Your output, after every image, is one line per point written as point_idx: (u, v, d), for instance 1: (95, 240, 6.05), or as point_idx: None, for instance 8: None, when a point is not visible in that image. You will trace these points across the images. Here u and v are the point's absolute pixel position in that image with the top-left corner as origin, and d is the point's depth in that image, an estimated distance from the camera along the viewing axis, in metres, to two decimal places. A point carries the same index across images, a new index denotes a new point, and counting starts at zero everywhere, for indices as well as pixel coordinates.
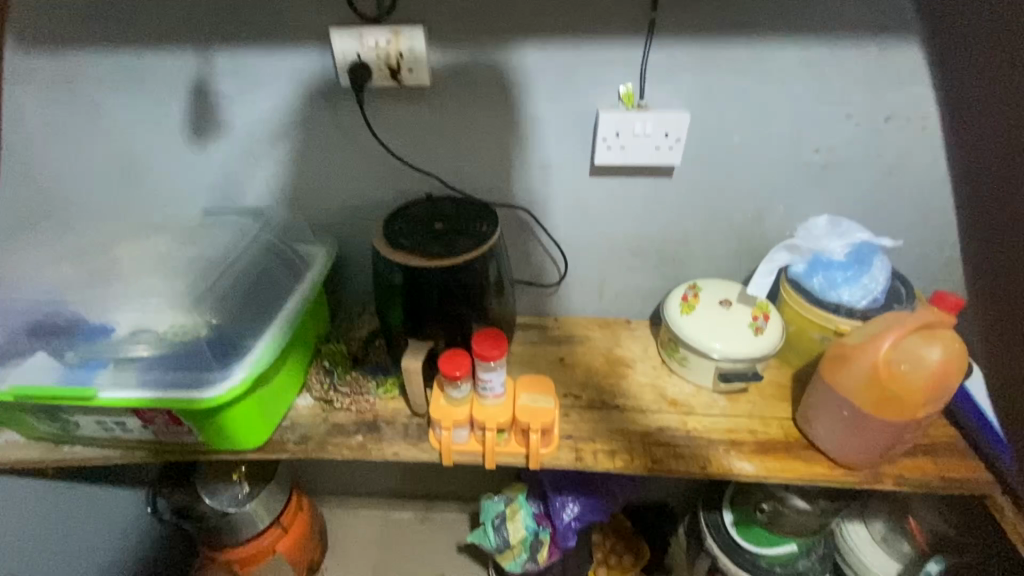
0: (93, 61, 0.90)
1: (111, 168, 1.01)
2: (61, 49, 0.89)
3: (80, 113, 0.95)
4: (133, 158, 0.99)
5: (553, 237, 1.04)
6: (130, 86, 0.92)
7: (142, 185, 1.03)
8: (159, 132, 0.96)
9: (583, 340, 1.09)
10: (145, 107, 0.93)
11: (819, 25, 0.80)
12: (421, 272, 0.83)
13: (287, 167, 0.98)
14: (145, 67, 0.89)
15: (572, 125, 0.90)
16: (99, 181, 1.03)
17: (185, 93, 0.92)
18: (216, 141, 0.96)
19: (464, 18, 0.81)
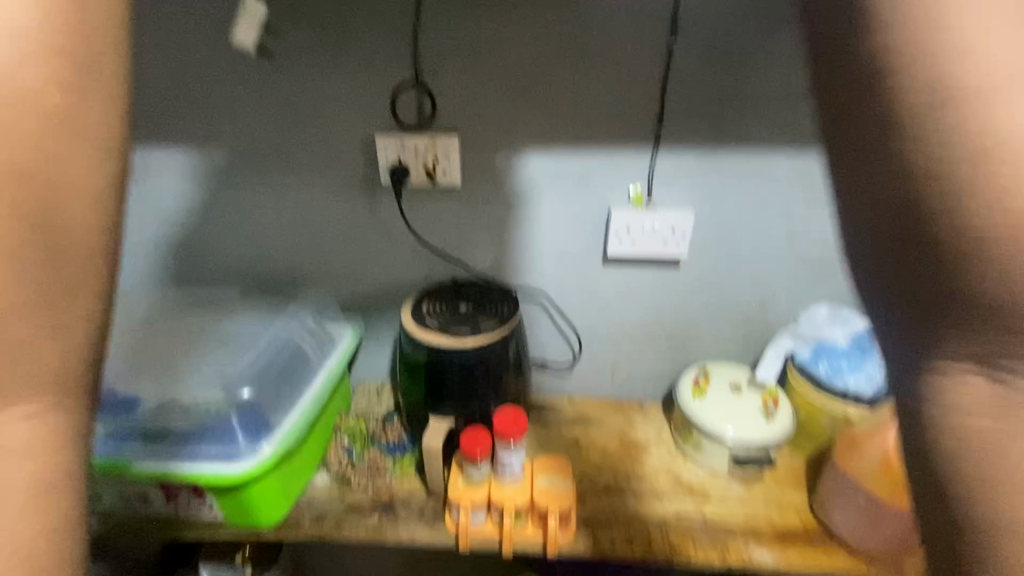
0: (175, 155, 1.00)
1: (172, 248, 1.09)
2: (148, 145, 1.00)
3: (154, 200, 1.04)
4: (194, 240, 1.08)
5: (568, 320, 1.10)
6: (205, 178, 1.02)
7: (196, 265, 1.10)
8: (223, 217, 1.05)
9: (596, 421, 1.11)
10: (212, 196, 1.03)
11: (807, 140, 0.91)
12: (446, 354, 0.88)
13: (323, 252, 1.07)
14: (220, 163, 1.00)
15: (587, 219, 0.99)
16: (157, 260, 1.10)
17: (241, 186, 1.02)
18: (261, 228, 1.05)
19: (494, 128, 0.93)
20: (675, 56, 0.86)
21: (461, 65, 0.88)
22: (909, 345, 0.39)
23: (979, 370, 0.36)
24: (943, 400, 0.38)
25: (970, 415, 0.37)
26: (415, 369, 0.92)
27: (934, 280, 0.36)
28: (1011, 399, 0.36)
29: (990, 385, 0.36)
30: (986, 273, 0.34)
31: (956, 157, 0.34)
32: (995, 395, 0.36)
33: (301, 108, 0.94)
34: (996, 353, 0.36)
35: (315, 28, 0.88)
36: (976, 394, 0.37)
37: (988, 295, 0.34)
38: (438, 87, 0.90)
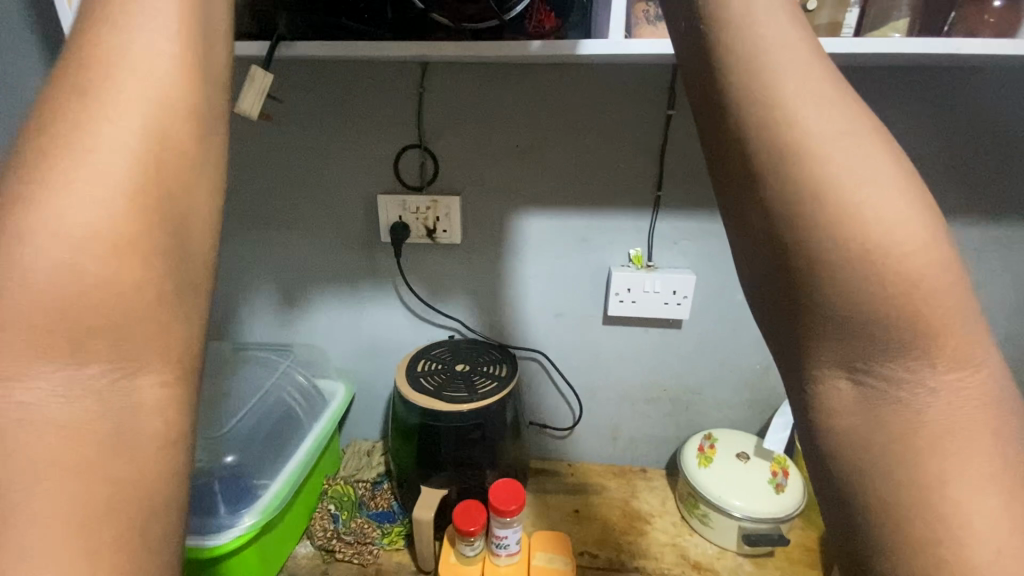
0: (277, 201, 0.98)
1: (257, 288, 1.06)
2: (236, 185, 0.97)
3: (252, 242, 1.01)
4: (281, 283, 1.05)
5: (568, 382, 1.07)
6: (303, 227, 1.00)
7: (278, 307, 1.07)
8: (315, 266, 1.02)
9: (598, 490, 1.06)
10: (308, 246, 1.01)
11: None
12: (442, 415, 0.84)
13: (320, 308, 1.06)
14: (312, 210, 0.98)
15: (587, 281, 0.98)
16: (235, 299, 1.07)
17: (275, 243, 1.01)
18: (262, 281, 1.05)
19: (496, 190, 0.94)
20: (673, 124, 0.87)
21: (464, 130, 0.90)
22: (787, 354, 0.40)
23: (846, 377, 0.38)
24: (820, 409, 0.39)
25: (839, 423, 0.38)
26: (408, 432, 0.88)
27: (786, 293, 0.38)
28: (875, 401, 0.37)
29: (856, 391, 0.37)
30: (826, 283, 0.35)
31: (783, 177, 0.36)
32: (861, 398, 0.37)
33: (305, 168, 0.95)
34: (860, 358, 0.37)
35: (321, 93, 0.90)
36: (842, 401, 0.38)
37: (832, 304, 0.36)
38: (441, 150, 0.92)
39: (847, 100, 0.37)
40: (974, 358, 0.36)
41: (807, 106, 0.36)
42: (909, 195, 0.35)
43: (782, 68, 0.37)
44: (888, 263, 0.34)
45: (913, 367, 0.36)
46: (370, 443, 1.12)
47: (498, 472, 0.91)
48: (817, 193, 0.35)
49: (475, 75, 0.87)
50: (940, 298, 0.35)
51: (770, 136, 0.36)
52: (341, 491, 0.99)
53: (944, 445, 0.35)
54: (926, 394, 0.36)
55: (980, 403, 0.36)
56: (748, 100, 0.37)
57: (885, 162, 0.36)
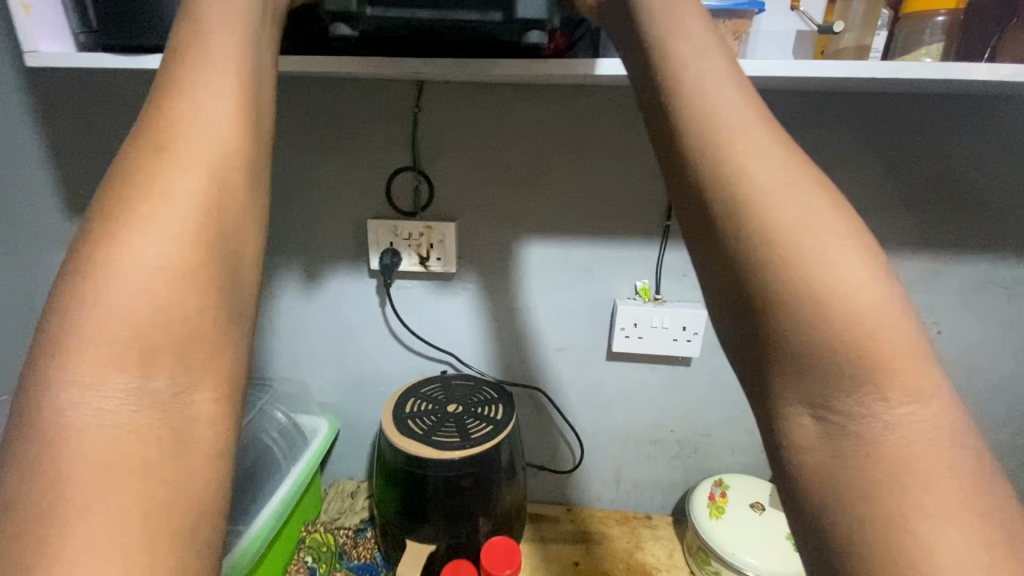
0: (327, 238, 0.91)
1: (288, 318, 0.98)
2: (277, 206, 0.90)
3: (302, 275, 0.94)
4: (313, 320, 0.97)
5: (569, 421, 0.99)
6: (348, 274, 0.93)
7: (304, 342, 0.99)
8: (354, 312, 0.96)
9: (599, 539, 0.98)
10: (354, 293, 0.95)
11: None
12: (432, 464, 0.76)
13: (303, 337, 0.99)
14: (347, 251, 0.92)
15: (590, 314, 0.92)
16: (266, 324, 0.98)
17: (311, 282, 0.95)
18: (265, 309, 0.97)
19: (494, 217, 0.88)
20: None
21: (461, 153, 0.85)
22: (753, 391, 0.41)
23: (807, 412, 0.38)
24: (786, 447, 0.39)
25: (804, 461, 0.38)
26: (393, 480, 0.81)
27: (746, 328, 0.40)
28: (836, 437, 0.37)
29: (818, 426, 0.38)
30: (774, 319, 0.38)
31: (733, 220, 0.39)
32: (824, 434, 0.37)
33: (290, 190, 0.89)
34: (820, 394, 0.37)
35: (310, 112, 0.85)
36: (806, 437, 0.38)
37: (785, 337, 0.37)
38: (436, 174, 0.86)
39: (786, 150, 0.40)
40: (926, 391, 0.37)
41: (753, 156, 0.39)
42: (844, 236, 0.38)
43: (728, 125, 0.40)
44: (828, 297, 0.36)
45: (868, 400, 0.36)
46: (355, 483, 1.04)
47: (492, 525, 0.83)
48: (761, 234, 0.38)
49: (473, 97, 0.82)
50: (884, 331, 0.36)
51: (717, 183, 0.40)
52: (319, 540, 0.91)
53: (905, 481, 0.35)
54: (882, 428, 0.36)
55: (938, 435, 0.36)
56: (702, 151, 0.40)
57: (821, 207, 0.39)
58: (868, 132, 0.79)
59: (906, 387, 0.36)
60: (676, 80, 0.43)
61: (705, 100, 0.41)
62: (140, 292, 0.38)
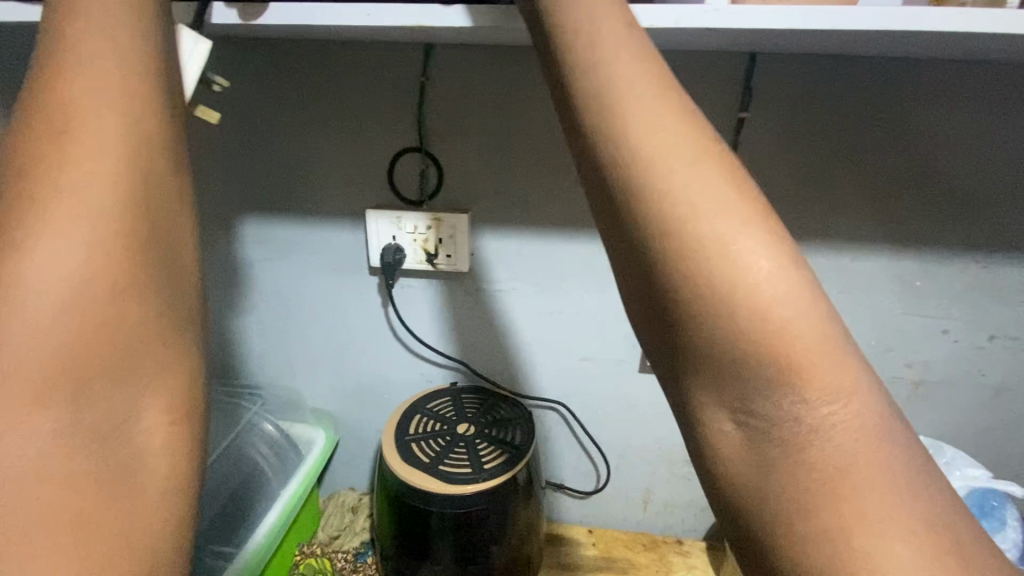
0: (328, 234, 0.80)
1: (278, 320, 0.88)
2: (267, 196, 0.79)
3: (300, 272, 0.83)
4: (307, 323, 0.87)
5: (593, 436, 0.88)
6: (355, 277, 0.82)
7: (297, 347, 0.89)
8: (360, 317, 0.85)
9: (625, 567, 0.88)
10: (358, 296, 0.83)
11: (914, 237, 0.70)
12: (441, 499, 0.66)
13: (269, 332, 0.89)
14: (350, 246, 0.80)
15: (600, 319, 0.80)
16: (259, 330, 0.89)
17: (310, 281, 0.84)
18: (253, 309, 0.87)
19: (512, 207, 0.75)
20: (745, 129, 0.68)
21: (474, 131, 0.72)
22: (665, 393, 0.32)
23: (728, 417, 0.29)
24: (708, 460, 0.30)
25: (728, 473, 0.29)
26: (395, 510, 0.70)
27: (646, 312, 0.30)
28: (761, 445, 0.28)
29: (741, 435, 0.28)
30: (671, 299, 0.29)
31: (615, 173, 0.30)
32: (751, 443, 0.28)
33: (278, 173, 0.77)
34: (744, 395, 0.28)
35: (301, 82, 0.72)
36: (729, 448, 0.29)
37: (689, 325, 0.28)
38: (447, 156, 0.73)
39: (663, 85, 0.31)
40: (844, 381, 0.28)
41: (628, 93, 0.30)
42: (736, 193, 0.29)
43: (609, 61, 0.31)
44: (722, 267, 0.28)
45: (782, 397, 0.28)
46: (357, 495, 0.94)
47: (507, 560, 0.73)
48: (643, 186, 0.29)
49: (493, 63, 0.68)
50: (792, 310, 0.28)
51: (596, 129, 0.31)
52: (315, 565, 0.82)
53: (841, 494, 0.27)
54: (805, 432, 0.27)
55: (864, 437, 0.28)
56: (587, 94, 0.31)
57: (706, 150, 0.30)
58: (974, 107, 0.64)
59: (818, 382, 0.28)
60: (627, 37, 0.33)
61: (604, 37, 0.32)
62: (57, 338, 0.28)
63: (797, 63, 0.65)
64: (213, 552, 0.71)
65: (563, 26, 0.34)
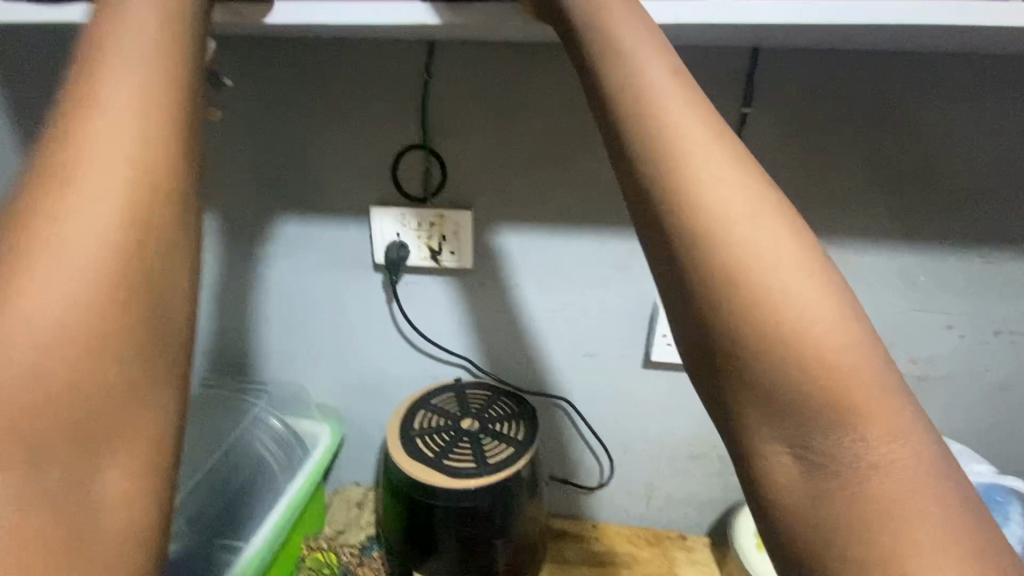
0: (333, 231, 0.80)
1: (285, 318, 0.88)
2: (272, 193, 0.80)
3: (305, 269, 0.84)
4: (314, 321, 0.88)
5: (596, 432, 0.89)
6: (360, 273, 0.83)
7: (304, 344, 0.90)
8: (365, 313, 0.85)
9: (628, 563, 0.88)
10: (363, 293, 0.84)
11: (917, 233, 0.70)
12: (448, 492, 0.67)
13: (291, 338, 0.90)
14: (354, 243, 0.81)
15: (606, 316, 0.80)
16: (266, 328, 0.90)
17: (315, 277, 0.84)
18: (258, 306, 0.88)
19: (515, 203, 0.75)
20: (748, 125, 0.68)
21: (476, 128, 0.72)
22: (719, 425, 0.32)
23: (786, 450, 0.30)
24: (758, 487, 0.31)
25: (775, 494, 0.30)
26: (400, 504, 0.71)
27: (701, 345, 0.31)
28: (817, 477, 0.29)
29: (800, 467, 0.29)
30: (732, 337, 0.30)
31: (676, 214, 0.31)
32: (808, 475, 0.29)
33: (283, 171, 0.78)
34: (806, 431, 0.29)
35: (307, 80, 0.73)
36: (784, 479, 0.30)
37: (748, 359, 0.30)
38: (450, 153, 0.74)
39: (717, 129, 0.33)
40: (892, 418, 0.29)
41: (688, 139, 0.32)
42: (788, 235, 0.31)
43: (667, 105, 0.33)
44: (782, 309, 0.29)
45: (838, 432, 0.29)
46: (362, 491, 0.95)
47: (511, 554, 0.73)
48: (706, 229, 0.31)
49: (495, 59, 0.69)
50: (842, 347, 0.29)
51: (657, 172, 0.32)
52: (321, 560, 0.83)
53: (893, 522, 0.28)
54: (865, 467, 0.29)
55: (912, 465, 0.29)
56: (645, 135, 0.33)
57: (760, 195, 0.32)
58: (979, 101, 0.64)
59: (870, 420, 0.29)
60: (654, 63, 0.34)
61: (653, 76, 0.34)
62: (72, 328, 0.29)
63: (800, 57, 0.64)
64: (215, 543, 0.72)
65: (607, 63, 0.36)
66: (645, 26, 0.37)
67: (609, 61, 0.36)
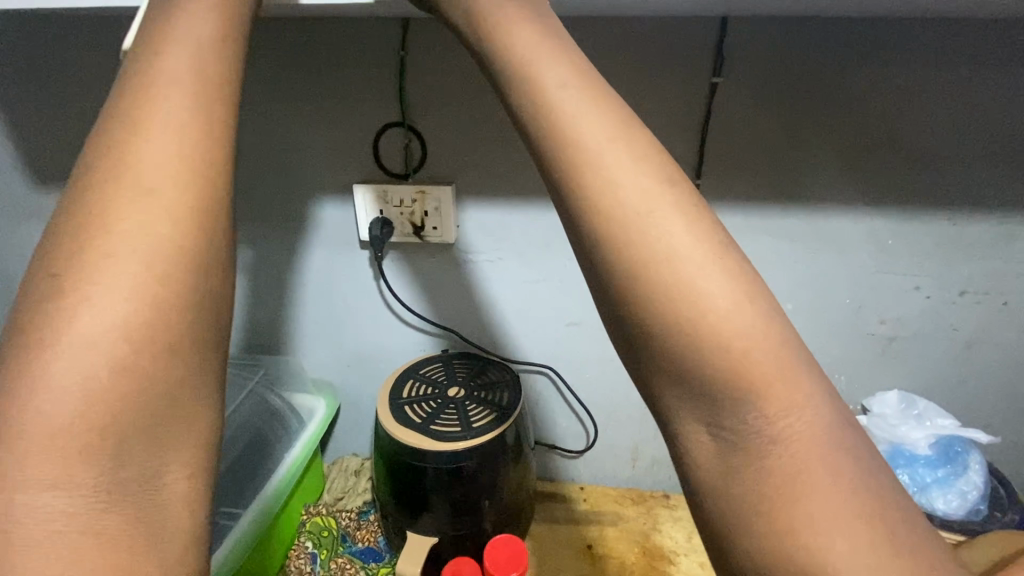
0: (319, 208, 0.82)
1: (275, 295, 0.91)
2: (259, 172, 0.81)
3: (294, 246, 0.86)
4: (302, 298, 0.90)
5: (580, 398, 0.92)
6: (347, 249, 0.85)
7: (294, 320, 0.93)
8: (353, 289, 0.88)
9: (614, 520, 0.92)
10: (350, 269, 0.86)
11: (885, 197, 0.72)
12: (436, 456, 0.71)
13: (273, 318, 0.93)
14: (341, 220, 0.83)
15: (583, 286, 0.83)
16: (257, 305, 0.92)
17: (303, 254, 0.86)
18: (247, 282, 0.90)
19: (494, 177, 0.77)
20: (719, 94, 0.69)
21: (454, 104, 0.73)
22: (646, 402, 0.36)
23: (703, 429, 0.33)
24: (686, 466, 0.34)
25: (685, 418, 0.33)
26: (393, 471, 0.75)
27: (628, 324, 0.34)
28: (728, 454, 0.32)
29: (715, 444, 0.33)
30: (646, 321, 0.33)
31: (579, 203, 0.35)
32: (721, 454, 0.33)
33: (268, 152, 0.80)
34: (715, 411, 0.32)
35: (284, 65, 0.74)
36: (703, 457, 0.33)
37: (662, 338, 0.33)
38: (428, 129, 0.75)
39: (619, 134, 0.36)
40: (793, 387, 0.32)
41: (591, 147, 0.36)
42: (676, 205, 0.35)
43: (561, 103, 0.37)
44: (677, 286, 0.33)
45: (743, 407, 0.32)
46: (359, 459, 0.99)
47: (500, 512, 0.77)
48: (599, 213, 0.35)
49: None
50: (738, 317, 0.32)
51: (557, 164, 0.37)
52: (320, 524, 0.87)
53: (794, 493, 0.30)
54: (766, 443, 0.31)
55: (814, 435, 0.32)
56: (547, 120, 0.37)
57: (648, 173, 0.35)
58: (944, 63, 0.65)
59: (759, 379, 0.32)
60: (553, 60, 0.39)
61: (551, 69, 0.38)
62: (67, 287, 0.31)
63: (768, 26, 0.66)
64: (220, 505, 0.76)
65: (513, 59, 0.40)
66: (546, 36, 0.41)
67: (517, 62, 0.40)
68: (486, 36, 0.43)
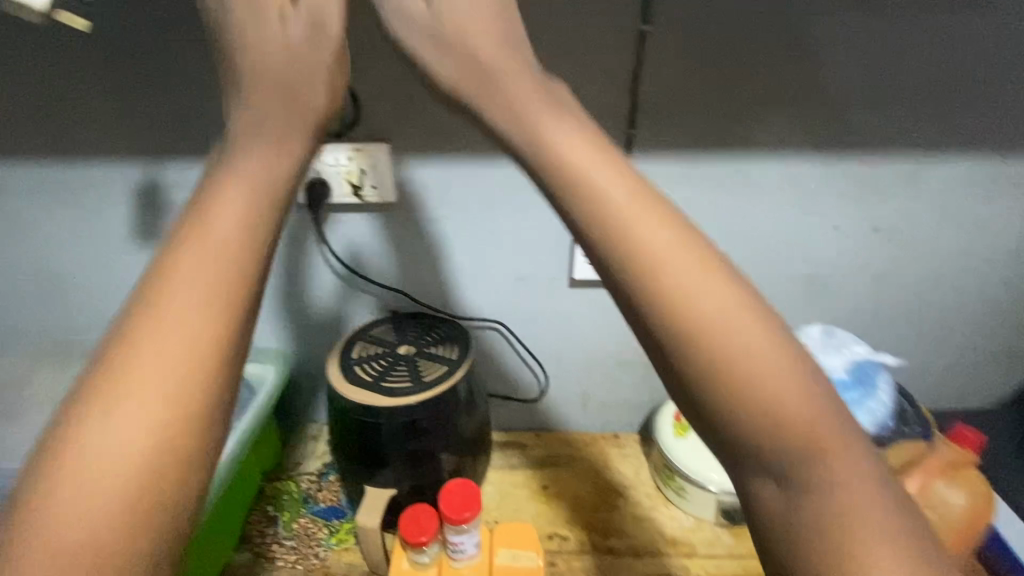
0: None
1: None
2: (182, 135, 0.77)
3: None
4: None
5: (530, 350, 0.95)
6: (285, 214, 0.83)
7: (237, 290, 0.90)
8: (295, 254, 0.86)
9: (567, 461, 0.98)
10: (290, 234, 0.84)
11: (805, 142, 0.76)
12: (386, 412, 0.72)
13: (214, 290, 0.90)
14: None
15: (526, 240, 0.84)
16: None
17: None
18: None
19: (431, 134, 0.76)
20: (648, 43, 0.70)
21: (384, 57, 0.71)
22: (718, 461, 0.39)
23: (772, 483, 0.37)
24: (755, 516, 0.38)
25: None
26: (349, 430, 0.76)
27: (694, 394, 0.38)
28: (796, 504, 0.36)
29: (782, 493, 0.37)
30: (709, 391, 0.37)
31: (629, 276, 0.40)
32: (789, 505, 0.36)
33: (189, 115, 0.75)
34: (780, 467, 0.36)
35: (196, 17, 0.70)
36: (772, 507, 0.37)
37: (719, 398, 0.37)
38: (359, 85, 0.73)
39: (642, 199, 0.42)
40: (838, 435, 0.37)
41: (614, 204, 0.42)
42: (701, 265, 0.40)
43: (588, 174, 0.43)
44: (731, 351, 0.38)
45: (804, 459, 0.36)
46: (316, 426, 1.00)
47: (456, 462, 0.81)
48: (649, 282, 0.40)
49: None
50: (783, 372, 0.38)
51: (594, 226, 0.42)
52: (279, 489, 0.89)
53: (858, 532, 0.35)
54: (830, 488, 0.36)
55: (861, 477, 0.37)
56: (576, 189, 0.43)
57: (675, 239, 0.41)
58: (855, 9, 0.68)
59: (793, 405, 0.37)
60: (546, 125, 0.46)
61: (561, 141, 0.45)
62: None
63: None
64: None
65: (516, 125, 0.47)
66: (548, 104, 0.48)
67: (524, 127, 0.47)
68: (490, 108, 0.49)
